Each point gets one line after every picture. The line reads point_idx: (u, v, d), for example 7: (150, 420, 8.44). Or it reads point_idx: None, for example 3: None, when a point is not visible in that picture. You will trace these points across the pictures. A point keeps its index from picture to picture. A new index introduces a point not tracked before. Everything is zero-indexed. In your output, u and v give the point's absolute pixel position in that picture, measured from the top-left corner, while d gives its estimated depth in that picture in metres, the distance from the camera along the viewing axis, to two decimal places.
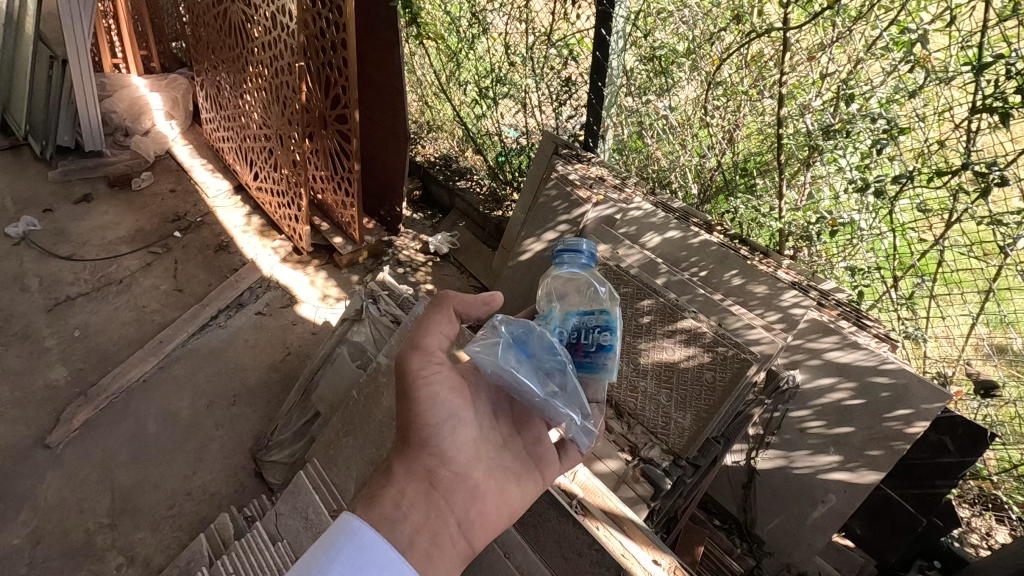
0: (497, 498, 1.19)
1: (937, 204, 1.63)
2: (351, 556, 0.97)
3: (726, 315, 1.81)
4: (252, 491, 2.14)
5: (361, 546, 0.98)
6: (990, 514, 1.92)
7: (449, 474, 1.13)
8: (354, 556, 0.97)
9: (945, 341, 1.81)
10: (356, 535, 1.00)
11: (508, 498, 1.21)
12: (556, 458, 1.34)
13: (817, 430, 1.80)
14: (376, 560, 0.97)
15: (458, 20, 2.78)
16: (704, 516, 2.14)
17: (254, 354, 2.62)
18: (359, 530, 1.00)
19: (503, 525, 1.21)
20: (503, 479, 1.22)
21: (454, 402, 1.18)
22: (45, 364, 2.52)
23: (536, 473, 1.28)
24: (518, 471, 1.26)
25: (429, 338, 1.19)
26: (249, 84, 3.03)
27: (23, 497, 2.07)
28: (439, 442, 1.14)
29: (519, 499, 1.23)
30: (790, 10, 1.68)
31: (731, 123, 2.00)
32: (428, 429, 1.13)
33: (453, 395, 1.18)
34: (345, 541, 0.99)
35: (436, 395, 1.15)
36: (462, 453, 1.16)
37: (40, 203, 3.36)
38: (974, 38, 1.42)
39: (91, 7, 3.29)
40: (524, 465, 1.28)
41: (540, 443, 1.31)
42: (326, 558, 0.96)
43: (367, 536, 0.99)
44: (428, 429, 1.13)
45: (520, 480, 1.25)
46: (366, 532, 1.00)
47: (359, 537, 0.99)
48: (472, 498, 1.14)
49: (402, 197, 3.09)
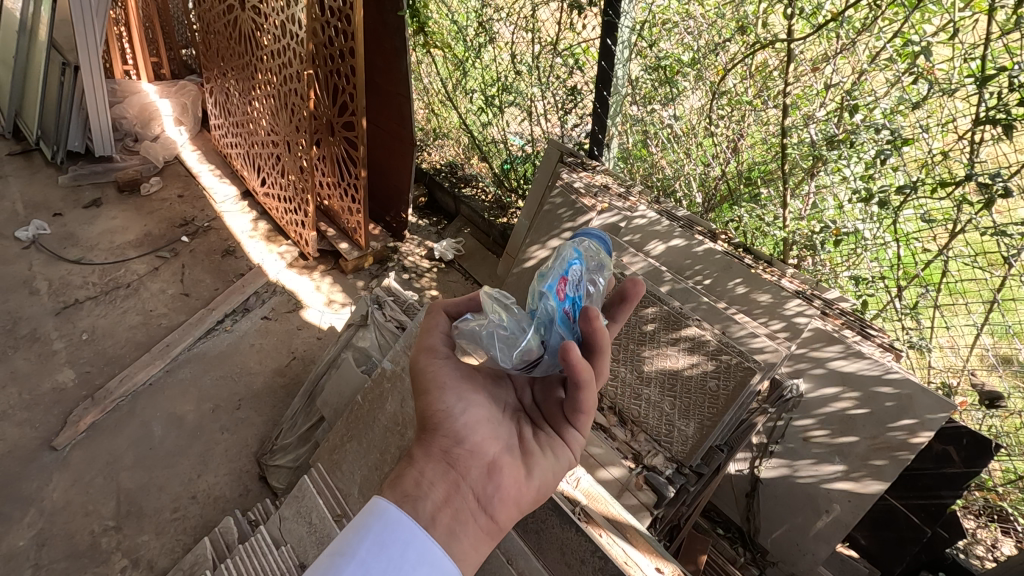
0: (520, 472, 1.12)
1: (941, 214, 1.63)
2: (378, 536, 0.98)
3: (729, 323, 1.79)
4: (257, 495, 2.15)
5: (387, 524, 0.99)
6: (995, 526, 1.90)
7: (465, 452, 1.11)
8: (380, 533, 0.98)
9: (949, 351, 1.80)
10: (383, 513, 1.01)
11: (531, 472, 1.14)
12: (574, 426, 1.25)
13: (820, 439, 1.80)
14: (401, 537, 0.98)
15: (465, 29, 2.81)
16: (708, 524, 2.15)
17: (260, 358, 2.64)
18: (385, 508, 1.01)
19: (531, 502, 1.14)
20: (526, 452, 1.16)
21: (464, 387, 1.19)
22: (53, 367, 2.55)
23: (561, 444, 1.21)
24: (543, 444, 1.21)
25: (431, 337, 1.24)
26: (258, 91, 3.07)
27: (30, 499, 2.09)
28: (453, 423, 1.13)
29: (548, 472, 1.16)
30: (794, 20, 1.69)
31: (736, 132, 2.02)
32: (437, 412, 1.13)
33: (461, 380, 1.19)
34: (372, 519, 1.00)
35: (444, 383, 1.17)
36: (478, 432, 1.14)
37: (51, 207, 3.40)
38: (977, 49, 1.43)
39: (104, 16, 3.35)
40: (549, 438, 1.21)
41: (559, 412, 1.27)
42: (354, 536, 0.99)
43: (392, 514, 1.00)
44: (439, 412, 1.13)
45: (546, 451, 1.19)
46: (391, 508, 1.01)
47: (385, 515, 1.00)
48: (492, 471, 1.10)
49: (408, 203, 3.11)
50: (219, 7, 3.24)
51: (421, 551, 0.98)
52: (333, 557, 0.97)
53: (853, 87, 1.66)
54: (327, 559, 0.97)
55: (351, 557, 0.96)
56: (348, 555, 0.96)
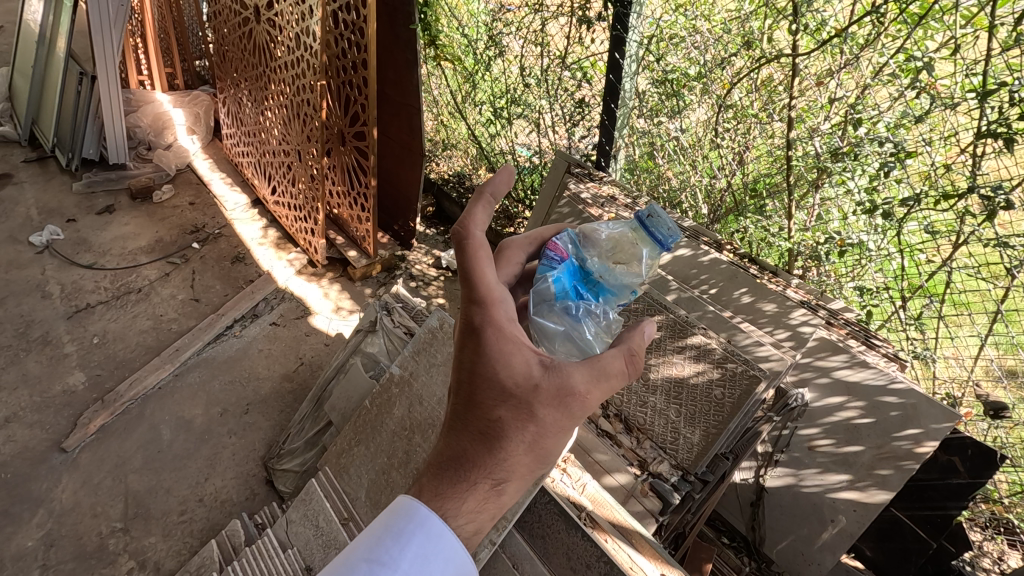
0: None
1: (945, 226, 1.64)
2: (420, 547, 0.87)
3: (735, 332, 1.80)
4: (263, 499, 2.16)
5: (430, 535, 0.88)
6: (1002, 538, 1.90)
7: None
8: (423, 545, 0.87)
9: (954, 362, 1.83)
10: (425, 521, 0.89)
11: None
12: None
13: (825, 449, 1.81)
14: (444, 550, 0.88)
15: (476, 42, 2.86)
16: (713, 533, 2.17)
17: (268, 363, 2.67)
18: (428, 518, 0.89)
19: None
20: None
21: None
22: (64, 370, 2.58)
23: None
24: None
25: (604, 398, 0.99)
26: (271, 101, 3.12)
27: (39, 500, 2.11)
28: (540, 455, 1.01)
29: None
30: (800, 35, 1.72)
31: (741, 145, 2.06)
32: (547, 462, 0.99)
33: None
34: (412, 527, 0.88)
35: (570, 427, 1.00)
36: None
37: (64, 213, 3.45)
38: (978, 65, 1.46)
39: (121, 27, 3.41)
40: None
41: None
42: (394, 544, 0.86)
43: (435, 524, 0.89)
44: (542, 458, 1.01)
45: None
46: (436, 520, 0.89)
47: (428, 526, 0.88)
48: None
49: (416, 212, 3.16)
50: (235, 19, 3.30)
51: (459, 565, 0.90)
52: (369, 566, 0.84)
53: (857, 101, 1.69)
54: (363, 567, 0.84)
55: (391, 568, 0.84)
56: (388, 566, 0.84)
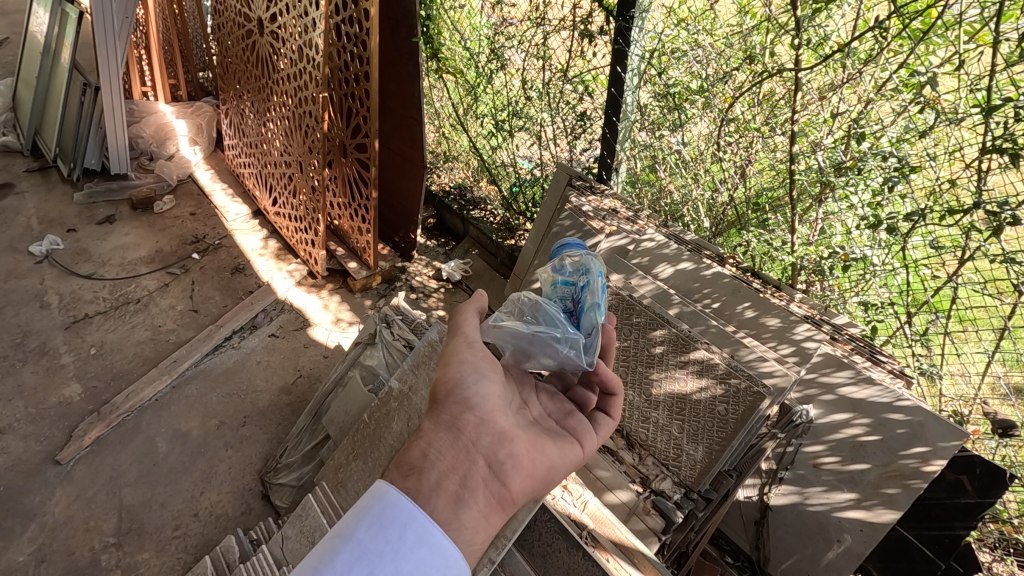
0: (529, 447, 1.13)
1: (950, 242, 1.63)
2: (376, 518, 0.91)
3: (738, 347, 1.76)
4: (259, 514, 2.12)
5: (386, 506, 0.93)
6: (1012, 560, 1.86)
7: (476, 419, 1.10)
8: (378, 514, 0.92)
9: (960, 379, 1.81)
10: (382, 494, 0.95)
11: (541, 450, 1.14)
12: (590, 429, 1.28)
13: (830, 466, 1.78)
14: (400, 518, 0.91)
15: (477, 56, 2.87)
16: (716, 552, 2.12)
17: (266, 375, 2.64)
18: (384, 489, 0.96)
19: (537, 486, 1.13)
20: (535, 434, 1.16)
21: (481, 362, 1.17)
22: (60, 381, 2.55)
23: (572, 440, 1.23)
24: (554, 435, 1.21)
25: (462, 326, 1.20)
26: (273, 113, 3.13)
27: (31, 513, 2.08)
28: (463, 390, 1.12)
29: (552, 451, 1.16)
30: (801, 50, 1.72)
31: (743, 158, 2.04)
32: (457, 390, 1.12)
33: (482, 356, 1.17)
34: (372, 501, 0.94)
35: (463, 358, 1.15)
36: (492, 406, 1.13)
37: (64, 223, 3.45)
38: (981, 80, 1.45)
39: (126, 39, 3.44)
40: (556, 433, 1.22)
41: (571, 417, 1.29)
42: (355, 517, 0.92)
43: (391, 495, 0.94)
44: (455, 384, 1.13)
45: (557, 441, 1.19)
46: (392, 491, 0.95)
47: (386, 498, 0.94)
48: (501, 442, 1.09)
49: (418, 225, 3.14)
50: (239, 32, 3.32)
51: (420, 532, 0.91)
52: (330, 540, 0.90)
53: (860, 116, 1.69)
54: (326, 540, 0.90)
55: (349, 539, 0.89)
56: (345, 537, 0.89)
